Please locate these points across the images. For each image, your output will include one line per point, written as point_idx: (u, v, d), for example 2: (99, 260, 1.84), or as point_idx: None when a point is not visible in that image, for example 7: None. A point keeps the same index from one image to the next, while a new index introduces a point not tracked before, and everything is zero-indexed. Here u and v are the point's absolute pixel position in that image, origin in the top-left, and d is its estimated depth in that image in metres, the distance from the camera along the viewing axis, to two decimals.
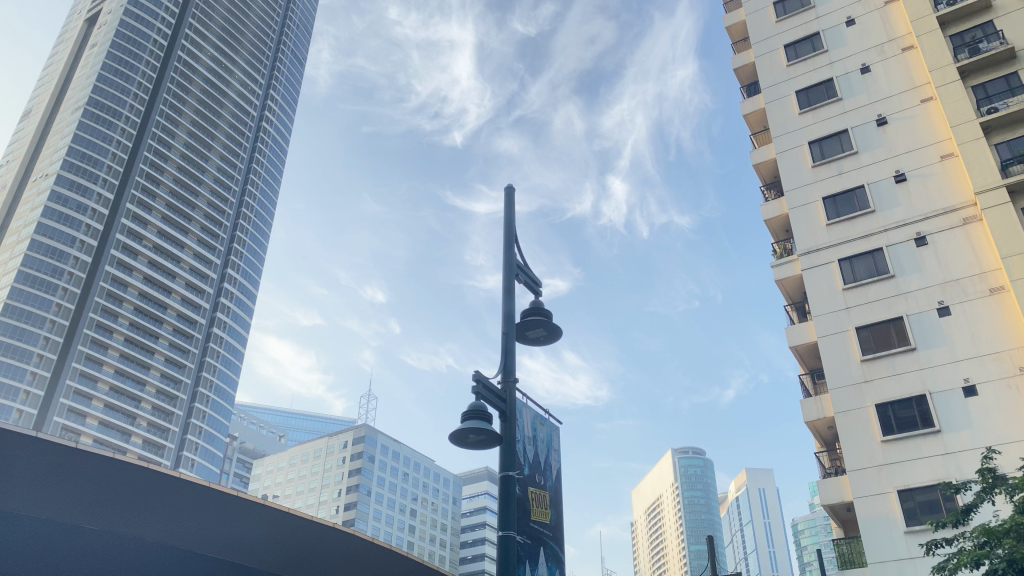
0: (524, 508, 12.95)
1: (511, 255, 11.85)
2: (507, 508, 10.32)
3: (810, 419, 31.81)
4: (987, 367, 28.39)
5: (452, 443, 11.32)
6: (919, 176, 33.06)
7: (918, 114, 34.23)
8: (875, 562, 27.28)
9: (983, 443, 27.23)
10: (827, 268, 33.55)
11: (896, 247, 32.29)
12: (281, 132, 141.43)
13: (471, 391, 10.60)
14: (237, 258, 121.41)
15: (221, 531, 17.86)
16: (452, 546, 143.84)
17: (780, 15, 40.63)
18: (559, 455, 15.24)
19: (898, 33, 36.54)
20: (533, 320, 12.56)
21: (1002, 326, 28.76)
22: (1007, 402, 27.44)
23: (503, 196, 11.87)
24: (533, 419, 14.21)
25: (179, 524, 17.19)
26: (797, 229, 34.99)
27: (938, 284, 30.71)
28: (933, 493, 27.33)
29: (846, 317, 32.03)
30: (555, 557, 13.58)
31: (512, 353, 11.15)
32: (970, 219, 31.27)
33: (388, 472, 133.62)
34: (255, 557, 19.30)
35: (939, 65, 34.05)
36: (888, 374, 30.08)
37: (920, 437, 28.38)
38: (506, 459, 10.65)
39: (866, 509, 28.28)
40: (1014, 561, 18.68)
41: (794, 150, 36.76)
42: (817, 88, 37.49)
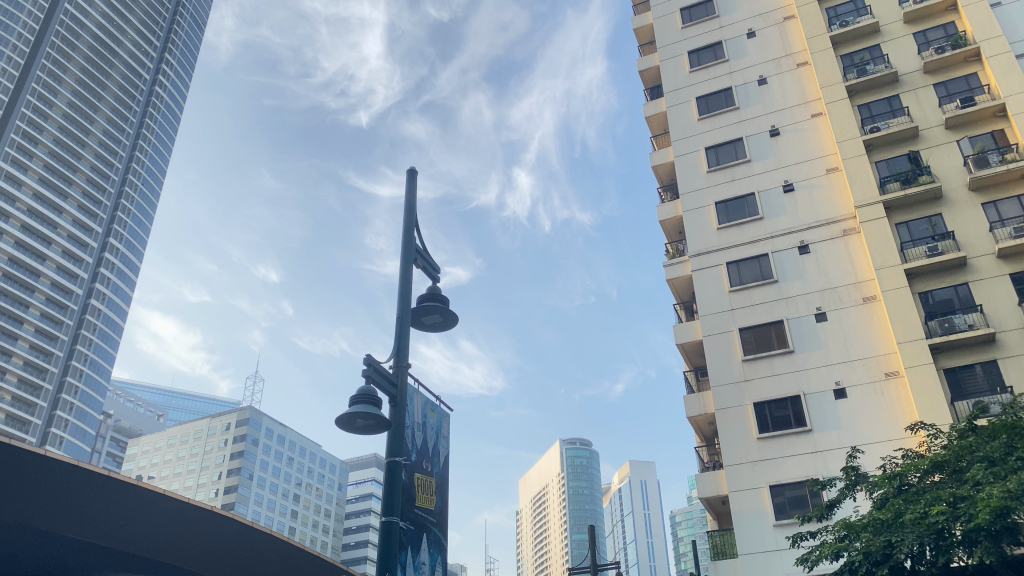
0: (409, 495, 12.85)
1: (411, 239, 11.77)
2: (392, 491, 10.33)
3: (692, 414, 32.92)
4: (857, 371, 30.13)
5: (337, 426, 11.18)
6: (806, 187, 34.69)
7: (808, 127, 35.90)
8: (744, 553, 28.49)
9: (849, 442, 28.89)
10: (715, 270, 34.73)
11: (781, 253, 33.79)
12: (176, 98, 134.30)
13: (361, 374, 10.54)
14: (121, 227, 115.10)
15: (91, 511, 17.85)
16: (335, 533, 141.93)
17: (686, 21, 41.68)
18: (448, 441, 15.14)
19: (794, 49, 38.20)
20: (429, 306, 12.60)
21: (873, 333, 30.58)
22: (872, 405, 29.22)
23: (406, 179, 11.79)
24: (422, 405, 13.93)
25: (50, 506, 17.11)
26: (691, 231, 36.04)
27: (817, 291, 32.36)
28: (801, 489, 28.81)
29: (731, 318, 33.28)
30: (438, 544, 13.69)
31: (405, 338, 11.11)
32: (849, 231, 33.05)
33: (272, 456, 130.40)
34: (125, 536, 19.36)
35: (830, 83, 35.81)
36: (767, 374, 31.47)
37: (794, 435, 29.83)
38: (393, 443, 10.68)
39: (738, 502, 29.49)
40: (869, 554, 19.86)
41: (691, 154, 37.83)
42: (716, 95, 38.72)
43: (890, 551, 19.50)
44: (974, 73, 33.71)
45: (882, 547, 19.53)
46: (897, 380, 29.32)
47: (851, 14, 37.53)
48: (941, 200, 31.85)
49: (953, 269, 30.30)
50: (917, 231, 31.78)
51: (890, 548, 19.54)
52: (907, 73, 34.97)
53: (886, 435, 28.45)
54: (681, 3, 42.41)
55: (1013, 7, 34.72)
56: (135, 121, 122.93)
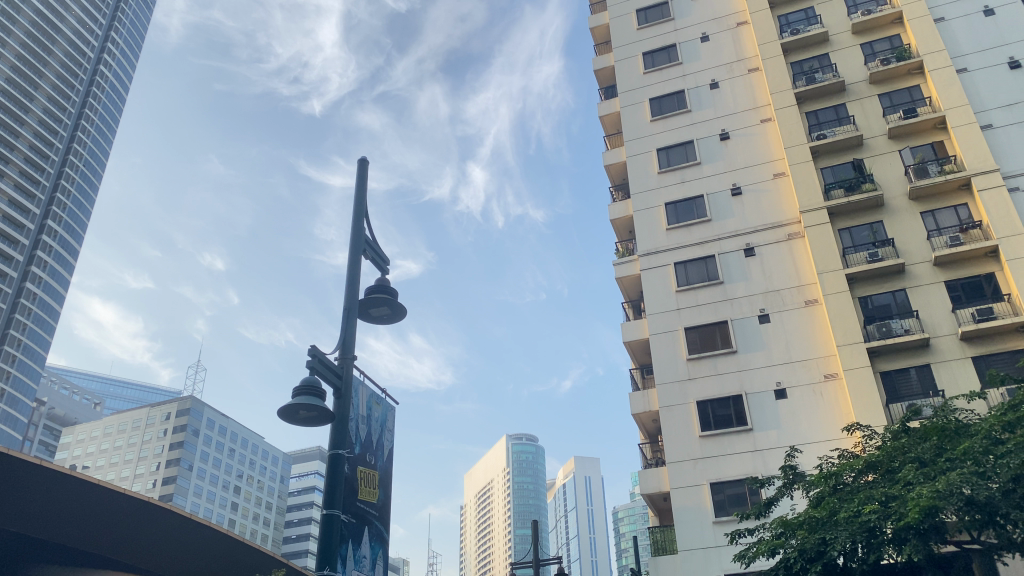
0: (351, 488, 12.73)
1: (361, 230, 11.67)
2: (333, 483, 10.24)
3: (637, 412, 33.33)
4: (797, 372, 30.82)
5: (279, 417, 11.06)
6: (753, 192, 35.33)
7: (757, 132, 36.57)
8: (684, 549, 28.94)
9: (788, 442, 29.55)
10: (663, 270, 35.13)
11: (727, 256, 34.36)
12: (120, 77, 129.75)
13: (306, 365, 10.43)
14: (60, 209, 111.44)
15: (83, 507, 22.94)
16: (276, 526, 140.16)
17: (641, 22, 41.99)
18: (393, 434, 15.00)
19: (746, 54, 38.86)
20: (377, 298, 12.55)
21: (813, 335, 31.34)
22: (810, 406, 29.94)
23: (356, 170, 11.70)
24: (367, 397, 13.72)
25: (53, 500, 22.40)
26: (640, 230, 36.39)
27: (761, 293, 32.99)
28: (741, 487, 29.37)
29: (677, 317, 33.72)
30: (379, 537, 13.68)
31: (351, 330, 11.03)
32: (794, 235, 33.76)
33: (213, 447, 128.06)
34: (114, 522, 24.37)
35: (779, 89, 36.48)
36: (710, 373, 31.98)
37: (735, 434, 30.38)
38: (337, 436, 10.61)
39: (680, 498, 29.93)
40: (805, 551, 20.30)
41: (642, 155, 38.20)
42: (669, 97, 39.14)
43: (824, 549, 20.01)
44: (917, 85, 34.73)
45: (817, 544, 20.00)
46: (835, 382, 30.11)
47: (802, 22, 38.33)
48: (882, 208, 32.74)
49: (892, 275, 31.16)
50: (859, 237, 32.63)
51: (824, 546, 20.04)
52: (854, 83, 35.84)
53: (823, 435, 29.17)
54: (637, 5, 42.71)
55: (956, 23, 35.80)
56: (77, 101, 118.48)
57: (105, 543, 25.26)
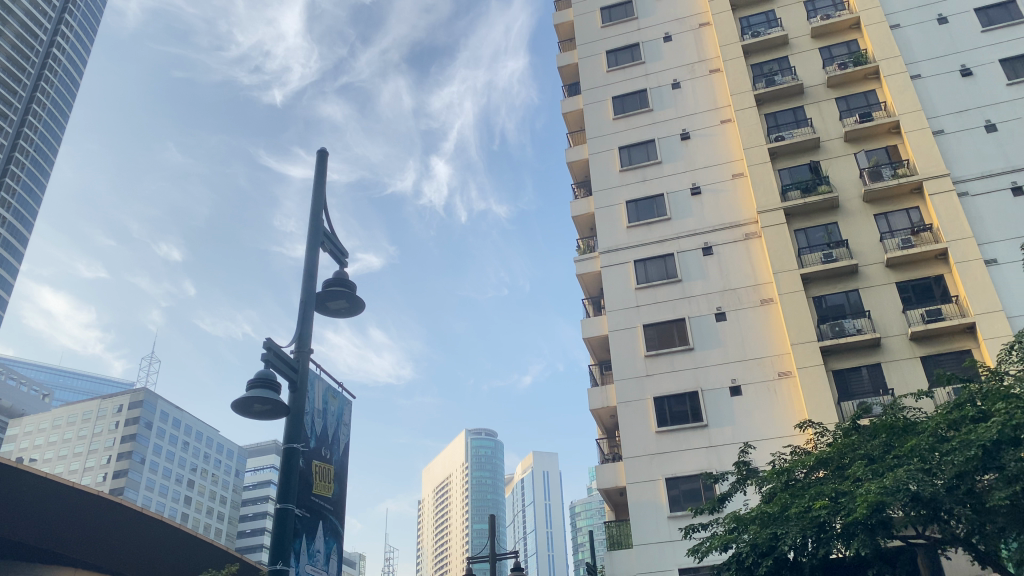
0: (307, 482, 12.64)
1: (319, 222, 11.58)
2: (288, 479, 10.16)
3: (595, 407, 33.59)
4: (752, 370, 31.31)
5: (233, 410, 10.95)
6: (712, 191, 35.75)
7: (717, 132, 37.01)
8: (639, 544, 29.23)
9: (742, 438, 30.01)
10: (623, 267, 35.37)
11: (686, 254, 34.74)
12: (74, 61, 126.43)
13: (261, 357, 10.33)
14: (8, 194, 108.94)
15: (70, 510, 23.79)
16: (230, 520, 138.47)
17: (605, 20, 42.17)
18: (349, 428, 14.90)
19: (708, 55, 39.27)
20: (335, 290, 12.47)
21: (768, 334, 31.86)
22: (765, 403, 30.44)
23: (316, 161, 11.63)
24: (324, 391, 13.65)
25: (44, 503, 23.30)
26: (601, 227, 36.61)
27: (718, 292, 33.42)
28: (695, 483, 29.76)
29: (636, 314, 34.00)
30: (335, 531, 13.61)
31: (308, 323, 10.96)
32: (751, 235, 34.26)
33: (166, 440, 125.96)
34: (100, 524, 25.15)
35: (739, 90, 36.94)
36: (667, 370, 32.32)
37: (690, 430, 30.76)
38: (292, 430, 10.54)
39: (636, 493, 30.22)
40: (757, 546, 20.65)
41: (605, 153, 38.40)
42: (632, 96, 39.38)
43: (775, 544, 20.35)
44: (873, 90, 35.47)
45: (768, 539, 20.35)
46: (789, 379, 30.65)
47: (762, 25, 38.83)
48: (837, 210, 33.38)
49: (845, 275, 31.78)
50: (814, 238, 33.22)
51: (775, 541, 20.38)
52: (812, 86, 36.46)
53: (777, 432, 29.69)
54: (602, 3, 42.86)
55: (911, 30, 36.58)
56: (29, 84, 115.28)
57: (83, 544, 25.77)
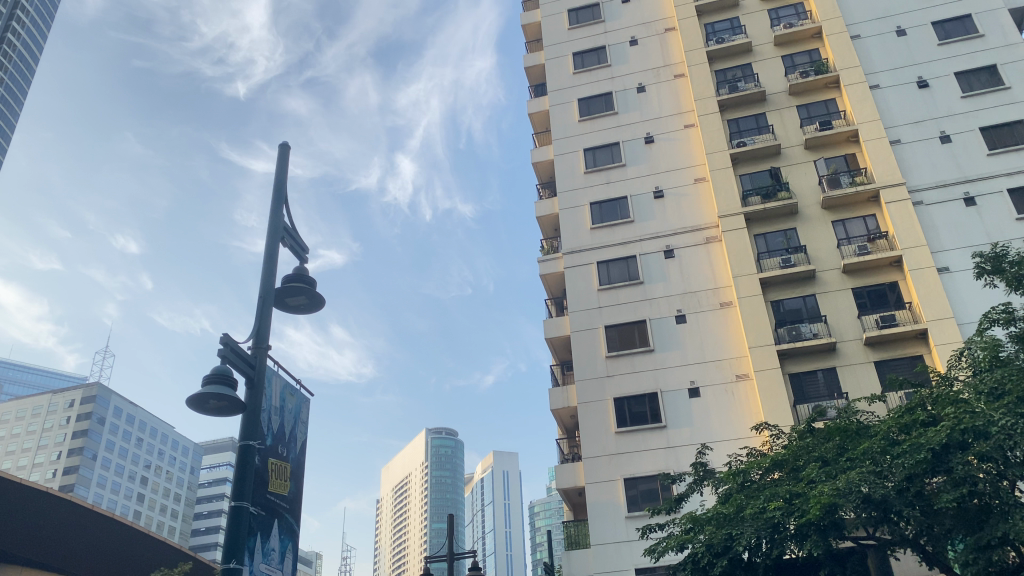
0: (262, 480, 12.50)
1: (280, 217, 11.45)
2: (243, 477, 10.05)
3: (556, 407, 33.70)
4: (711, 372, 31.67)
5: (188, 406, 10.79)
6: (675, 195, 36.10)
7: (680, 137, 37.36)
8: (597, 543, 29.39)
9: (699, 439, 30.36)
10: (586, 269, 35.53)
11: (648, 256, 35.02)
12: (29, 48, 123.55)
13: (217, 353, 10.21)
14: None
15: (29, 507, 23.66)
16: (184, 518, 136.31)
17: (572, 23, 42.33)
18: (307, 426, 14.77)
19: (673, 60, 39.62)
20: (295, 287, 12.36)
21: (726, 337, 32.27)
22: (723, 405, 30.82)
23: (277, 156, 11.51)
24: (281, 388, 13.51)
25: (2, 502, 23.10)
26: (565, 228, 36.71)
27: (679, 295, 33.76)
28: (653, 483, 30.03)
29: (598, 315, 34.18)
30: (290, 530, 13.45)
31: (266, 320, 10.85)
32: (712, 239, 34.66)
33: (120, 437, 123.60)
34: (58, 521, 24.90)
35: (703, 96, 37.35)
36: (628, 371, 32.55)
37: (649, 431, 31.02)
38: (247, 427, 10.42)
39: (594, 493, 30.37)
40: (712, 547, 20.88)
41: (570, 154, 38.53)
42: (597, 98, 39.58)
43: (730, 544, 20.63)
44: (832, 99, 36.14)
45: (723, 539, 20.61)
46: (746, 382, 31.06)
47: (727, 31, 39.31)
48: (797, 216, 33.91)
49: (803, 280, 32.31)
50: (773, 243, 33.73)
51: (730, 541, 20.65)
52: (774, 93, 37.00)
53: (733, 433, 30.09)
54: (570, 4, 43.00)
55: (871, 41, 37.30)
56: None
57: (39, 545, 25.22)
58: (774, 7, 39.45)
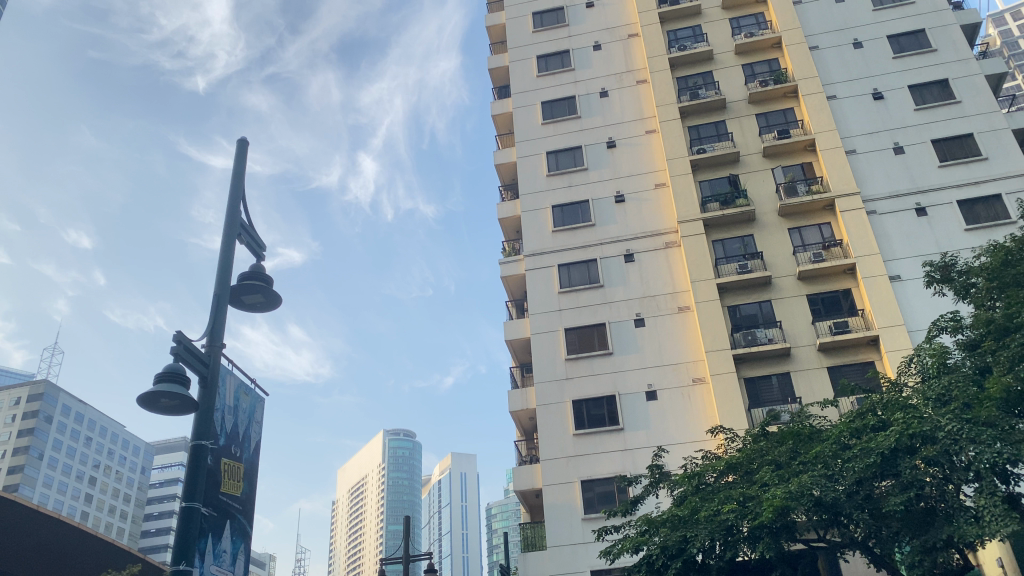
0: (214, 480, 12.30)
1: (237, 214, 11.27)
2: (195, 476, 9.85)
3: (514, 409, 33.71)
4: (668, 375, 31.97)
5: (138, 404, 10.57)
6: (636, 200, 36.38)
7: (642, 142, 37.69)
8: (553, 545, 29.48)
9: (656, 442, 30.64)
10: (547, 272, 35.60)
11: (608, 260, 35.25)
12: None
13: (170, 351, 10.03)
14: None
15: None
16: (134, 519, 133.63)
17: (537, 26, 42.43)
18: (261, 426, 14.57)
19: (635, 66, 39.94)
20: (252, 285, 12.19)
21: (684, 340, 32.61)
22: (679, 408, 31.13)
23: (235, 152, 11.35)
24: (235, 387, 13.31)
25: None
26: (527, 230, 36.76)
27: (638, 298, 34.03)
28: (610, 485, 30.20)
29: (558, 318, 34.28)
30: (242, 531, 13.24)
31: (221, 318, 10.69)
32: (671, 244, 34.99)
33: (68, 435, 120.78)
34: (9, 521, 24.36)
35: (665, 102, 37.71)
36: (586, 373, 32.69)
37: (607, 433, 31.19)
38: (200, 426, 10.22)
39: (551, 495, 30.45)
40: (667, 548, 21.02)
41: (532, 157, 38.59)
42: (561, 102, 39.73)
43: (685, 546, 20.81)
44: (791, 109, 36.79)
45: (678, 541, 20.79)
46: (702, 385, 31.42)
47: (689, 39, 39.76)
48: (754, 223, 34.43)
49: (759, 286, 32.81)
50: (731, 249, 34.18)
51: (685, 543, 20.85)
52: (734, 101, 37.51)
53: (689, 436, 30.43)
54: (534, 7, 43.10)
55: (828, 52, 38.01)
56: None
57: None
58: (735, 16, 40.02)
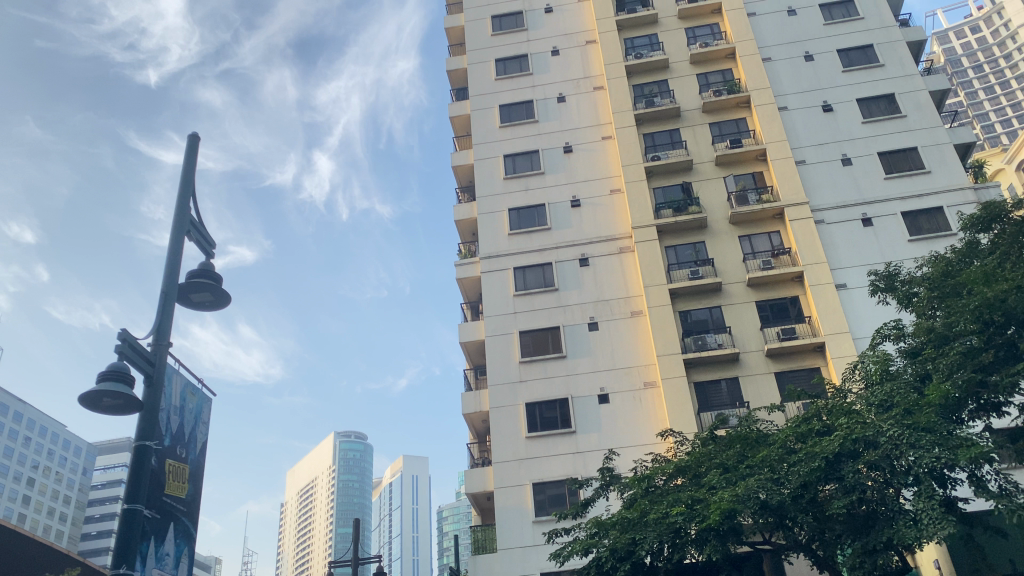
0: (157, 482, 12.08)
1: (186, 210, 11.12)
2: (138, 478, 9.62)
3: (467, 412, 33.62)
4: (620, 379, 32.27)
5: (80, 404, 10.34)
6: (591, 205, 36.68)
7: (598, 148, 38.01)
8: (504, 548, 29.51)
9: (608, 445, 30.89)
10: (502, 274, 35.64)
11: (563, 264, 35.44)
12: None
13: (114, 349, 9.82)
14: None
15: None
16: (74, 522, 130.27)
17: (496, 29, 42.52)
18: (208, 426, 14.37)
19: (593, 72, 40.28)
20: (200, 283, 12.00)
21: (636, 345, 32.96)
22: (631, 412, 31.43)
23: (186, 147, 11.18)
24: (181, 387, 13.10)
25: None
26: (483, 233, 36.76)
27: (592, 302, 34.29)
28: (561, 488, 30.38)
29: (512, 321, 34.34)
30: (187, 533, 12.99)
31: (168, 317, 10.51)
32: (625, 249, 35.35)
33: (5, 435, 117.17)
34: None
35: (621, 109, 38.11)
36: (540, 376, 32.81)
37: (559, 436, 31.35)
38: (144, 426, 10.03)
39: (503, 498, 30.46)
40: (616, 551, 21.17)
41: (489, 159, 38.61)
42: (518, 106, 39.86)
43: (633, 549, 20.98)
44: (743, 118, 37.49)
45: (627, 544, 20.95)
46: (653, 389, 31.79)
47: (646, 47, 40.27)
48: (706, 230, 34.97)
49: (710, 292, 33.34)
50: (682, 255, 34.68)
51: (633, 545, 21.03)
52: (689, 109, 38.08)
53: (640, 440, 30.77)
54: (493, 11, 43.19)
55: (781, 64, 38.80)
56: None
57: None
58: (691, 26, 40.63)
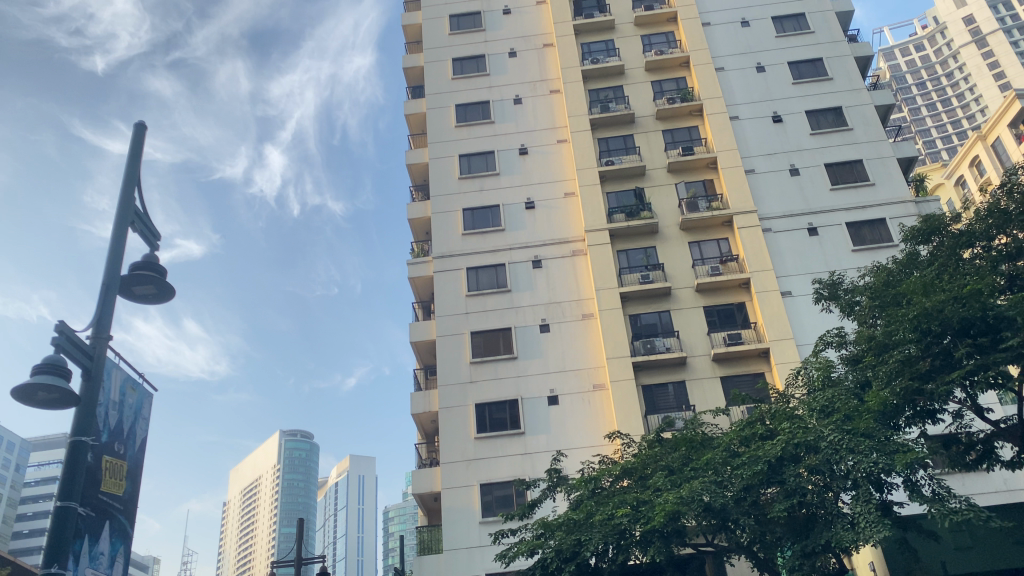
0: (93, 479, 11.75)
1: (130, 199, 10.86)
2: (72, 476, 9.35)
3: (417, 412, 33.38)
4: (569, 381, 32.43)
5: (13, 398, 10.01)
6: (545, 207, 36.81)
7: (553, 151, 38.18)
8: (449, 549, 29.38)
9: (555, 446, 31.01)
10: (455, 274, 35.52)
11: (516, 265, 35.49)
12: None
13: (50, 341, 9.56)
14: None
15: None
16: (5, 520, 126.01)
17: (454, 28, 42.40)
18: (148, 423, 14.00)
19: (549, 75, 40.44)
20: (143, 275, 11.72)
21: (587, 347, 33.17)
22: (579, 413, 31.62)
23: (132, 134, 10.92)
24: (121, 382, 12.68)
25: None
26: (436, 232, 36.58)
27: (544, 304, 34.41)
28: (508, 489, 30.42)
29: (464, 321, 34.24)
30: (124, 532, 12.60)
31: (109, 309, 10.22)
32: (578, 252, 35.55)
33: None
34: None
35: (576, 113, 38.33)
36: (490, 377, 32.80)
37: (508, 437, 31.38)
38: (80, 421, 9.74)
39: (450, 499, 30.33)
40: (561, 552, 21.22)
41: (444, 159, 38.44)
42: (474, 106, 39.79)
43: (578, 550, 21.06)
44: (695, 126, 38.03)
45: (572, 545, 21.02)
46: (602, 392, 32.02)
47: (602, 53, 40.55)
48: (657, 235, 35.38)
49: (659, 296, 33.72)
50: (634, 259, 34.98)
51: (578, 546, 21.13)
52: (643, 115, 38.47)
53: (588, 441, 30.96)
54: (451, 10, 43.04)
55: (733, 73, 39.47)
56: None
57: None
58: (647, 33, 41.08)
